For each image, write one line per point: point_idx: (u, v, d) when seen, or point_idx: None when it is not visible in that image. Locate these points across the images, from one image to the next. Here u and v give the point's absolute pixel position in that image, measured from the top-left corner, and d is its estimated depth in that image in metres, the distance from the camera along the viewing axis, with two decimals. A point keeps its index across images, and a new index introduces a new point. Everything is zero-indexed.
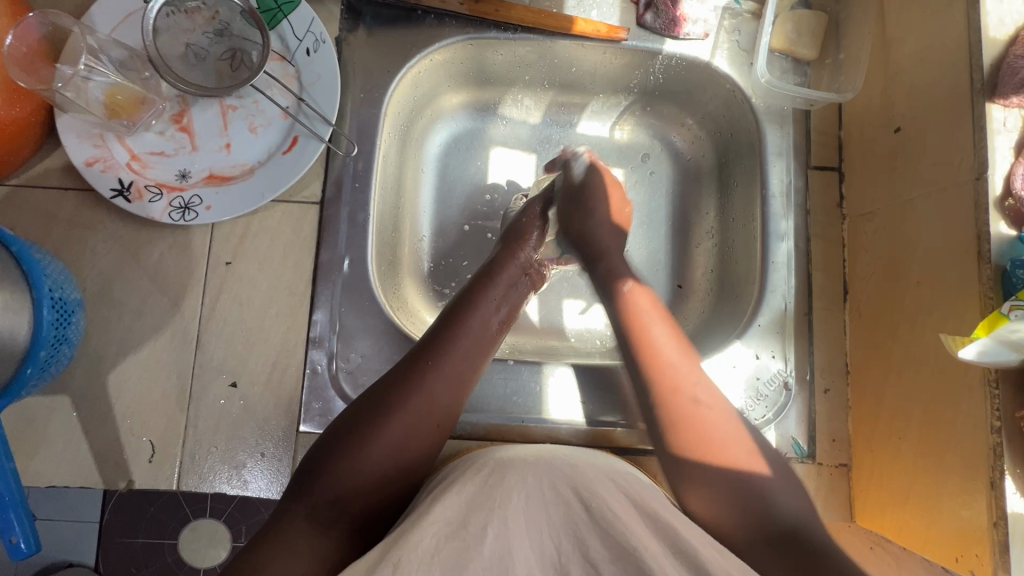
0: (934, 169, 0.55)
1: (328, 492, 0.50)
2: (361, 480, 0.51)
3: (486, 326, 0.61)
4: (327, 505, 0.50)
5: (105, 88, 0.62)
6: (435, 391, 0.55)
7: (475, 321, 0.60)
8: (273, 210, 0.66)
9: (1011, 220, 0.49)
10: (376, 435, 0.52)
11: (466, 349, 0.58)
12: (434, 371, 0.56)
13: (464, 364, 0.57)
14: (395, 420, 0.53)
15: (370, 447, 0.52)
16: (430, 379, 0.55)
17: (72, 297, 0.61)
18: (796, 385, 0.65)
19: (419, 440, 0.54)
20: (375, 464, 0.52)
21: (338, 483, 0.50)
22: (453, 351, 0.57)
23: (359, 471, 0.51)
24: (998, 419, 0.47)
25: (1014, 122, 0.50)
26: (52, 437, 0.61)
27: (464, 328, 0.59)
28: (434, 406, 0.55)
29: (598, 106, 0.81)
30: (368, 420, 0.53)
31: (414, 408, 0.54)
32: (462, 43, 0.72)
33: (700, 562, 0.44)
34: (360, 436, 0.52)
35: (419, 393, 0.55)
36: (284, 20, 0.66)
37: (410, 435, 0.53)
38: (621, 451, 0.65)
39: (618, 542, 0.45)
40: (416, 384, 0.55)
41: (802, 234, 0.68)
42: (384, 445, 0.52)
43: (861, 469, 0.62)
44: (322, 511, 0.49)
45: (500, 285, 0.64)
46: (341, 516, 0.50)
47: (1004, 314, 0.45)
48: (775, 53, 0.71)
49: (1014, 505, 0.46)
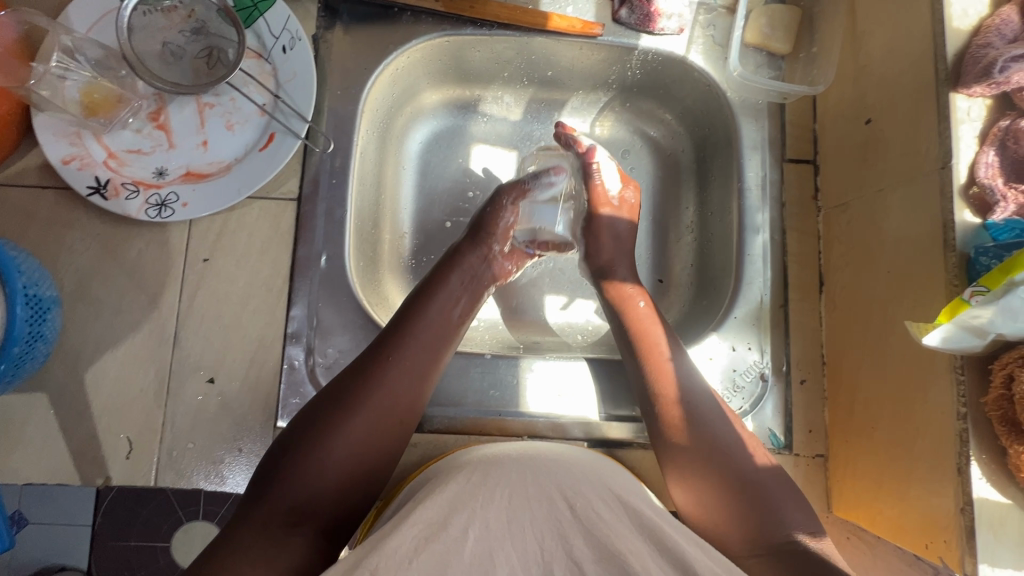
0: (903, 160, 0.56)
1: (286, 495, 0.50)
2: (321, 483, 0.51)
3: (444, 318, 0.61)
4: (286, 508, 0.50)
5: (81, 87, 0.63)
6: (393, 387, 0.56)
7: (432, 315, 0.60)
8: (251, 207, 0.67)
9: (976, 208, 0.50)
10: (333, 436, 0.52)
11: (424, 343, 0.58)
12: (391, 367, 0.56)
13: (423, 359, 0.58)
14: (352, 419, 0.53)
15: (329, 446, 0.52)
16: (387, 375, 0.56)
17: (48, 294, 0.61)
18: (773, 377, 0.65)
19: (379, 437, 0.54)
20: (334, 464, 0.52)
21: (296, 485, 0.50)
22: (411, 347, 0.58)
23: (318, 472, 0.51)
24: (963, 406, 0.47)
25: (978, 112, 0.51)
26: (29, 435, 0.61)
27: (424, 325, 0.59)
28: (393, 403, 0.55)
29: (578, 102, 0.82)
30: (324, 419, 0.53)
31: (371, 405, 0.54)
32: (438, 40, 0.72)
33: (686, 561, 0.44)
34: (317, 436, 0.52)
35: (377, 391, 0.55)
36: (261, 17, 0.66)
37: (369, 433, 0.54)
38: (599, 444, 0.65)
39: (605, 546, 0.45)
40: (373, 381, 0.55)
41: (778, 226, 0.68)
42: (344, 444, 0.52)
43: (837, 460, 0.62)
44: (284, 516, 0.49)
45: (461, 277, 0.65)
46: (303, 519, 0.50)
47: (966, 300, 0.46)
48: (749, 48, 0.71)
49: (980, 491, 0.47)
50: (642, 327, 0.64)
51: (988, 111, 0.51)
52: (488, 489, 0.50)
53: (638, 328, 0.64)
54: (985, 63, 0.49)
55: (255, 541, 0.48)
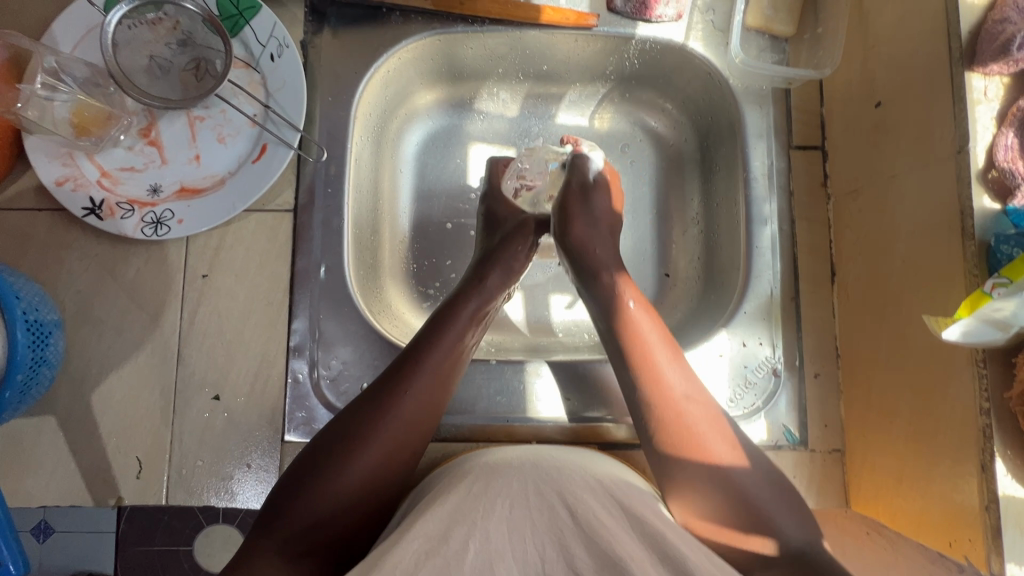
0: (917, 143, 0.53)
1: (300, 528, 0.49)
2: (333, 514, 0.50)
3: (459, 348, 0.58)
4: (298, 539, 0.49)
5: (70, 106, 0.61)
6: (409, 419, 0.54)
7: (447, 344, 0.57)
8: (247, 220, 0.66)
9: (995, 192, 0.47)
10: (350, 468, 0.51)
11: (438, 373, 0.56)
12: (410, 399, 0.54)
13: (440, 389, 0.56)
14: (370, 452, 0.52)
15: (345, 479, 0.51)
16: (402, 409, 0.53)
17: (49, 318, 0.61)
18: (785, 372, 0.64)
19: (395, 468, 0.53)
20: (350, 494, 0.51)
21: (311, 517, 0.50)
22: (428, 378, 0.55)
23: (333, 505, 0.50)
24: (986, 401, 0.46)
25: (995, 91, 0.49)
26: (39, 458, 0.61)
27: (439, 354, 0.56)
28: (407, 435, 0.54)
29: (576, 95, 0.79)
30: (340, 452, 0.51)
31: (389, 439, 0.53)
32: (429, 39, 0.70)
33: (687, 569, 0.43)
34: (332, 468, 0.51)
35: (392, 426, 0.53)
36: (247, 25, 0.65)
37: (385, 466, 0.52)
38: (609, 447, 0.64)
39: (605, 552, 0.44)
40: (390, 413, 0.53)
41: (786, 217, 0.66)
42: (360, 476, 0.51)
43: (854, 455, 0.61)
44: (291, 548, 0.49)
45: (480, 301, 0.62)
46: (313, 550, 0.50)
47: (988, 293, 0.44)
48: (751, 32, 0.69)
49: (1005, 487, 0.45)
50: (643, 339, 0.56)
51: (1007, 90, 0.48)
52: (488, 499, 0.49)
53: (633, 335, 0.57)
54: (1002, 41, 0.47)
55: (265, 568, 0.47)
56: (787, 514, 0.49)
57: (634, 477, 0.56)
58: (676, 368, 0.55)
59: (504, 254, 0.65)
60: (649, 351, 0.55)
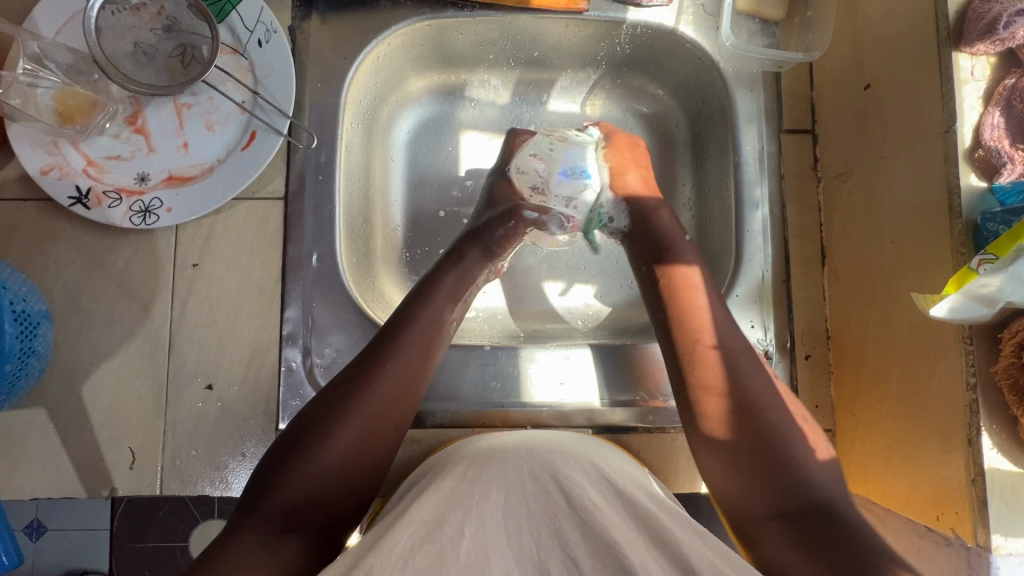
0: (905, 123, 0.54)
1: (281, 504, 0.49)
2: (315, 490, 0.50)
3: (438, 322, 0.58)
4: (280, 516, 0.49)
5: (53, 93, 0.61)
6: (390, 395, 0.54)
7: (424, 319, 0.57)
8: (238, 208, 0.65)
9: (982, 171, 0.48)
10: (328, 443, 0.51)
11: (417, 349, 0.56)
12: (388, 375, 0.54)
13: (419, 366, 0.56)
14: (351, 426, 0.52)
15: (325, 455, 0.51)
16: (382, 383, 0.53)
17: (36, 309, 0.60)
18: (777, 353, 0.65)
19: (376, 444, 0.53)
20: (331, 470, 0.51)
21: (291, 493, 0.49)
22: (407, 353, 0.55)
23: (312, 480, 0.50)
24: (972, 376, 0.46)
25: (982, 71, 0.49)
26: (30, 450, 0.61)
27: (416, 329, 0.56)
28: (387, 410, 0.53)
29: (567, 82, 0.79)
30: (319, 428, 0.51)
31: (366, 415, 0.52)
32: (419, 25, 0.70)
33: (684, 556, 0.43)
34: (311, 444, 0.51)
35: (372, 401, 0.53)
36: (233, 11, 0.64)
37: (365, 441, 0.52)
38: (604, 430, 0.64)
39: (599, 537, 0.45)
40: (370, 387, 0.53)
41: (777, 200, 0.67)
42: (339, 452, 0.51)
43: (844, 434, 0.62)
44: (275, 524, 0.49)
45: (458, 277, 0.62)
46: (297, 527, 0.50)
47: (974, 269, 0.45)
48: (741, 16, 0.69)
49: (991, 461, 0.46)
50: (685, 308, 0.56)
51: (993, 69, 0.49)
52: (482, 486, 0.49)
53: (694, 318, 0.56)
54: (989, 19, 0.47)
55: (245, 546, 0.47)
56: (785, 496, 0.49)
57: (633, 466, 0.55)
58: (709, 343, 0.54)
59: (492, 232, 0.65)
60: (705, 321, 0.55)
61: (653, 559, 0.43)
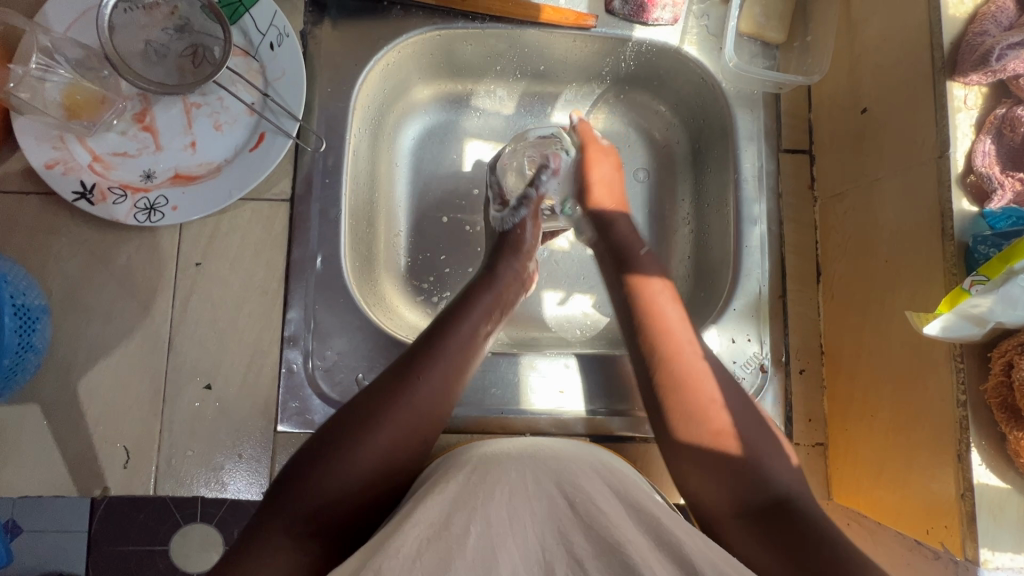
0: (899, 148, 0.56)
1: (311, 504, 0.49)
2: (347, 491, 0.50)
3: (469, 336, 0.59)
4: (310, 516, 0.49)
5: (62, 88, 0.61)
6: (423, 402, 0.55)
7: (457, 334, 0.59)
8: (243, 209, 0.66)
9: (973, 196, 0.50)
10: (362, 445, 0.51)
11: (450, 360, 0.57)
12: (422, 385, 0.55)
13: (453, 378, 0.57)
14: (384, 429, 0.52)
15: (359, 457, 0.51)
16: (416, 391, 0.54)
17: (36, 303, 0.60)
18: (772, 367, 0.66)
19: (407, 449, 0.53)
20: (363, 472, 0.51)
21: (323, 493, 0.50)
22: (442, 363, 0.56)
23: (345, 480, 0.50)
24: (963, 393, 0.48)
25: (974, 100, 0.51)
26: (21, 447, 0.60)
27: (451, 342, 0.58)
28: (419, 417, 0.54)
29: (572, 95, 0.80)
30: (353, 431, 0.52)
31: (399, 422, 0.53)
32: (429, 34, 0.71)
33: (687, 556, 0.43)
34: (343, 447, 0.51)
35: (406, 406, 0.54)
36: (246, 13, 0.65)
37: (396, 445, 0.53)
38: (601, 439, 0.65)
39: (604, 539, 0.44)
40: (404, 394, 0.54)
41: (774, 217, 0.69)
42: (372, 456, 0.52)
43: (836, 449, 0.63)
44: (304, 523, 0.49)
45: (494, 296, 0.64)
46: (322, 528, 0.49)
47: (966, 289, 0.47)
48: (743, 38, 0.71)
49: (980, 475, 0.47)
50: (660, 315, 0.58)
51: (983, 99, 0.51)
52: (486, 488, 0.49)
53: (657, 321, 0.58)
54: (982, 51, 0.49)
55: (276, 545, 0.47)
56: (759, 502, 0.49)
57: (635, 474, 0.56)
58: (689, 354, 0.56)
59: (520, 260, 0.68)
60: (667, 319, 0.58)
61: (656, 560, 0.43)
